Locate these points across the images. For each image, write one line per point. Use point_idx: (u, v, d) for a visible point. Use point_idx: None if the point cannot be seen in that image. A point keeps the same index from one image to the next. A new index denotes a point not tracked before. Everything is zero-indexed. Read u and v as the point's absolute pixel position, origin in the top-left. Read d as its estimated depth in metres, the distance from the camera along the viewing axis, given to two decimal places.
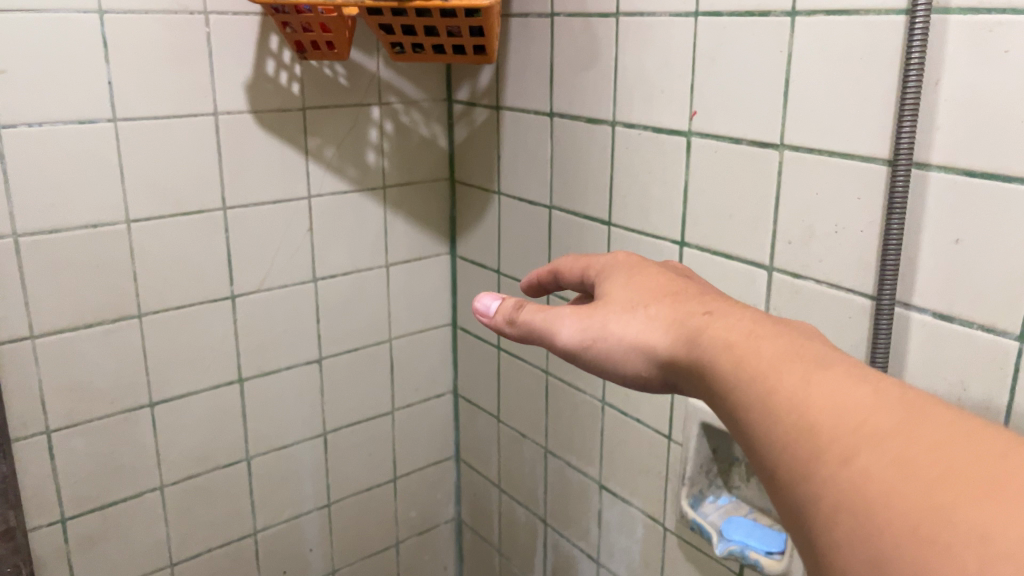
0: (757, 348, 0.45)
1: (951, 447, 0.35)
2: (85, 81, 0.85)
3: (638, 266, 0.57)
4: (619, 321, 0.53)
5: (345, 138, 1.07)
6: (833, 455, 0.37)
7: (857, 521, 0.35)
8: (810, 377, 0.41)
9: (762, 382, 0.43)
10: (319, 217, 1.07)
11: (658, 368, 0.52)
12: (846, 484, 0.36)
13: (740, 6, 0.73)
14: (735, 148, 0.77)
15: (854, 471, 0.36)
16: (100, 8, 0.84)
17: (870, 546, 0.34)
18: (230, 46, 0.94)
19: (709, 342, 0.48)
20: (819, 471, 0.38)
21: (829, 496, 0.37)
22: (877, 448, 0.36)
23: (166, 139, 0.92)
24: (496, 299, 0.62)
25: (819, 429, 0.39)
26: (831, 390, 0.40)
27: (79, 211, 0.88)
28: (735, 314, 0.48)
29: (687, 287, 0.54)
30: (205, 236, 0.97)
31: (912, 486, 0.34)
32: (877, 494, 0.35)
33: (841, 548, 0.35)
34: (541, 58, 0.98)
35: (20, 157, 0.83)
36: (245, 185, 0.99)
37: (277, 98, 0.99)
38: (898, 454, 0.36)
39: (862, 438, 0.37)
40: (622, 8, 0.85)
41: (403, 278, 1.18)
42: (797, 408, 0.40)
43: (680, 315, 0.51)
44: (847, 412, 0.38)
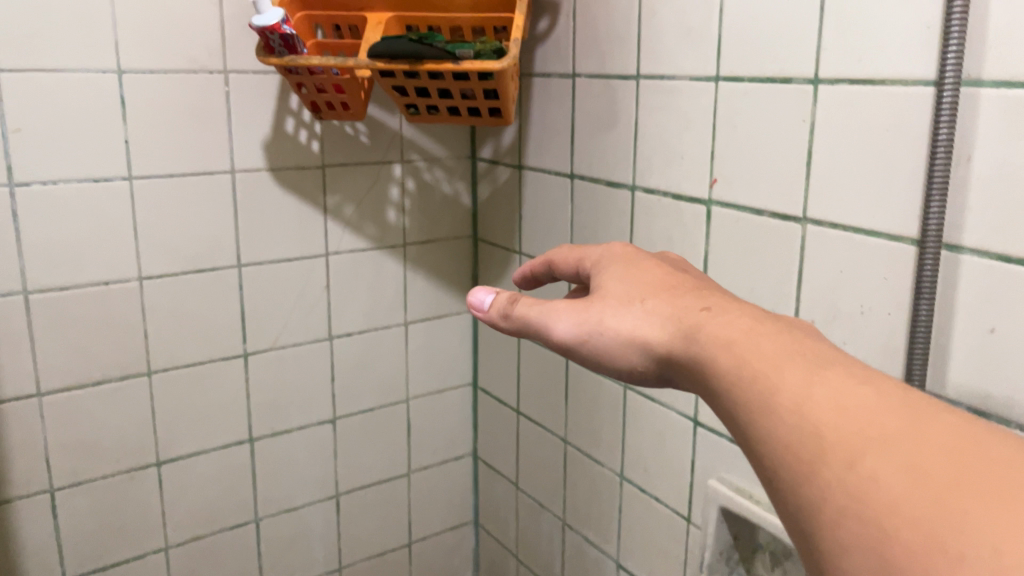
0: (757, 345, 0.44)
1: (962, 454, 0.34)
2: (102, 140, 0.85)
3: (634, 260, 0.56)
4: (617, 315, 0.52)
5: (366, 195, 1.06)
6: (838, 458, 0.36)
7: (864, 525, 0.34)
8: (812, 379, 0.40)
9: (761, 382, 0.42)
10: (336, 275, 1.05)
11: (654, 364, 0.50)
12: (853, 488, 0.35)
13: (761, 72, 0.70)
14: (757, 220, 0.73)
15: (862, 474, 0.35)
16: (118, 67, 0.85)
17: (880, 553, 0.33)
18: (249, 105, 0.94)
19: (706, 338, 0.46)
20: (824, 474, 0.36)
21: (834, 499, 0.35)
22: (885, 451, 0.35)
23: (181, 197, 0.92)
24: (491, 292, 0.61)
25: (824, 431, 0.37)
26: (834, 391, 0.39)
27: (91, 269, 0.87)
28: (733, 311, 0.47)
29: (683, 283, 0.53)
30: (218, 294, 0.97)
31: (923, 492, 0.33)
32: (886, 499, 0.33)
33: (848, 555, 0.34)
34: (562, 118, 0.95)
35: (33, 215, 0.83)
36: (260, 243, 0.98)
37: (296, 155, 0.98)
38: (907, 458, 0.34)
39: (868, 440, 0.36)
40: (642, 70, 0.82)
41: (422, 337, 1.15)
42: (799, 410, 0.39)
43: (678, 309, 0.50)
44: (852, 414, 0.37)
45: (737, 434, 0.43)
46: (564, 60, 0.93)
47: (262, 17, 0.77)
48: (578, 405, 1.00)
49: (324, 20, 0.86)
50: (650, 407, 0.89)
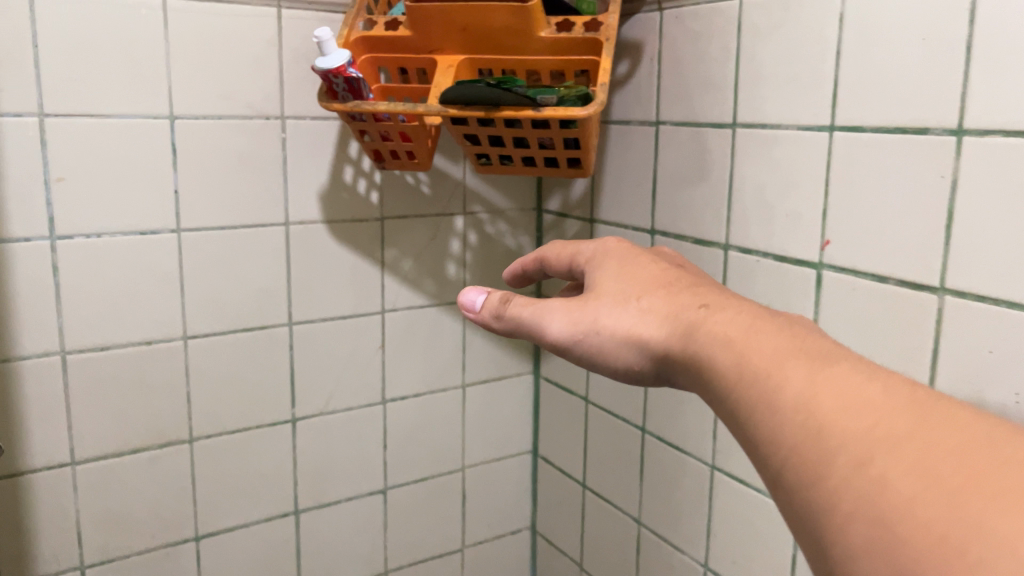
0: (758, 343, 0.45)
1: (969, 454, 0.35)
2: (149, 189, 0.80)
3: (630, 256, 0.57)
4: (613, 315, 0.53)
5: (425, 249, 0.99)
6: (845, 459, 0.37)
7: (869, 523, 0.35)
8: (816, 382, 0.41)
9: (765, 382, 0.43)
10: (392, 334, 0.98)
11: (653, 361, 0.51)
12: (859, 488, 0.36)
13: (887, 121, 0.61)
14: (880, 288, 0.64)
15: (870, 478, 0.36)
16: (170, 112, 0.79)
17: (885, 547, 0.34)
18: (307, 152, 0.88)
19: (708, 337, 0.47)
20: (833, 475, 0.37)
21: (841, 500, 0.36)
22: (892, 451, 0.36)
23: (231, 251, 0.85)
24: (482, 293, 0.61)
25: (830, 432, 0.38)
26: (839, 393, 0.40)
27: (133, 328, 0.81)
28: (731, 308, 0.49)
29: (679, 279, 0.54)
30: (266, 355, 0.90)
31: (930, 491, 0.34)
32: (894, 498, 0.34)
33: (856, 556, 0.35)
34: (643, 169, 0.87)
35: (73, 270, 0.77)
36: (313, 299, 0.91)
37: (353, 208, 0.92)
38: (914, 458, 0.35)
39: (874, 440, 0.37)
40: (740, 118, 0.74)
41: (481, 401, 1.07)
42: (803, 411, 0.40)
43: (676, 307, 0.51)
44: (859, 415, 0.38)
45: (739, 433, 0.44)
46: (646, 106, 0.86)
47: (327, 59, 0.70)
48: (654, 484, 0.90)
49: (391, 63, 0.80)
50: (744, 492, 0.79)
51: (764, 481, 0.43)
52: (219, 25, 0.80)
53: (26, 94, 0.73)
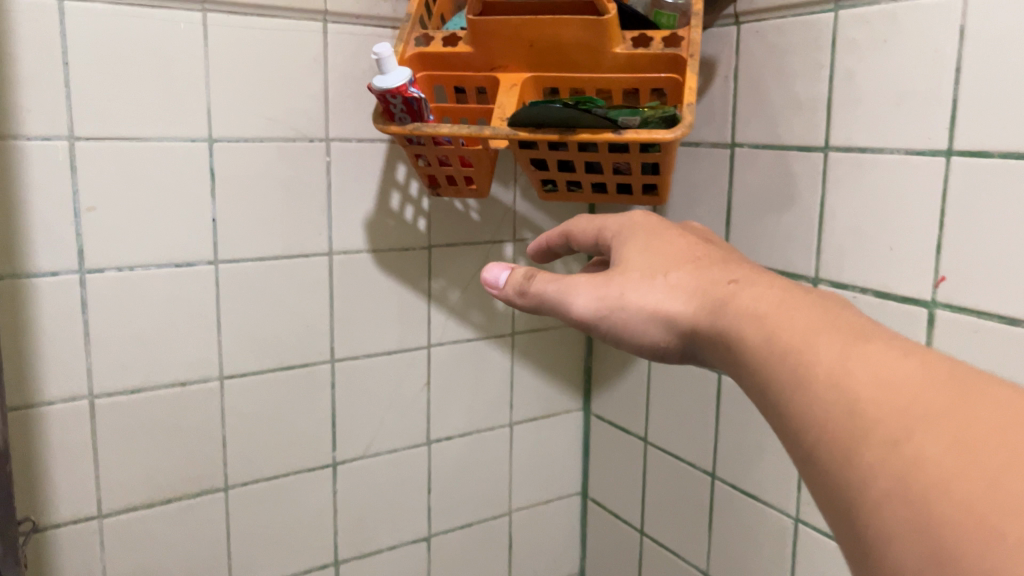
0: (789, 317, 0.43)
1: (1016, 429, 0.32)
2: (186, 218, 0.74)
3: (658, 232, 0.54)
4: (640, 290, 0.50)
5: (473, 279, 0.92)
6: (880, 437, 0.35)
7: (905, 503, 0.32)
8: (850, 359, 0.38)
9: (794, 358, 0.41)
10: (438, 370, 0.91)
11: (679, 337, 0.50)
12: (895, 467, 0.33)
13: (1018, 145, 0.55)
14: (1009, 331, 0.57)
15: (907, 456, 0.33)
16: (209, 135, 0.74)
17: (919, 527, 0.31)
18: (352, 177, 0.82)
19: (734, 313, 0.46)
20: (867, 454, 0.35)
21: (876, 480, 0.34)
22: (929, 427, 0.34)
23: (271, 284, 0.79)
24: (506, 269, 0.59)
25: (866, 410, 0.36)
26: (876, 369, 0.37)
27: (166, 368, 0.75)
28: (763, 284, 0.47)
29: (709, 254, 0.52)
30: (307, 395, 0.83)
31: (970, 469, 0.31)
32: (931, 477, 0.32)
33: (890, 539, 0.33)
34: (715, 195, 0.81)
35: (104, 306, 0.71)
36: (356, 334, 0.85)
37: (399, 236, 0.86)
38: (953, 434, 0.33)
39: (912, 417, 0.34)
40: (833, 141, 0.68)
41: (529, 440, 1.00)
42: (837, 388, 0.38)
43: (703, 282, 0.49)
44: (893, 391, 0.36)
45: (773, 415, 0.42)
46: (719, 127, 0.80)
47: (386, 78, 0.64)
48: (726, 534, 0.83)
49: (448, 81, 0.74)
50: (839, 550, 0.71)
51: (796, 463, 0.40)
52: (262, 41, 0.75)
53: (56, 116, 0.66)
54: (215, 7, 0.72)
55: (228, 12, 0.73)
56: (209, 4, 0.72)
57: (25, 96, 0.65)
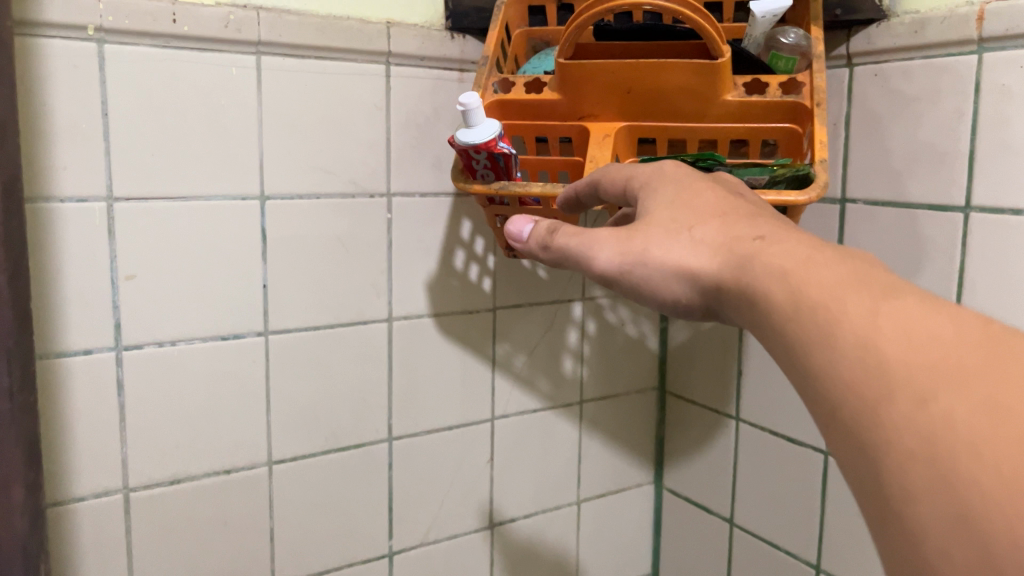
0: (817, 270, 0.36)
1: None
2: (235, 285, 0.66)
3: (686, 179, 0.46)
4: (665, 245, 0.43)
5: (540, 342, 0.84)
6: (908, 394, 0.30)
7: (933, 472, 0.28)
8: (877, 309, 0.33)
9: (813, 312, 0.35)
10: (502, 444, 0.83)
11: (699, 295, 0.43)
12: (924, 430, 0.29)
13: None
14: None
15: (940, 419, 0.29)
16: (261, 192, 0.66)
17: (948, 498, 0.27)
18: (414, 236, 0.74)
19: (758, 271, 0.39)
20: (891, 413, 0.30)
21: (901, 440, 0.29)
22: (965, 387, 0.29)
23: (327, 357, 0.71)
24: (531, 222, 0.54)
25: (894, 367, 0.31)
26: (905, 321, 0.32)
27: (210, 455, 0.66)
28: (793, 238, 0.39)
29: (739, 208, 0.44)
30: (363, 478, 0.74)
31: (1005, 438, 0.27)
32: (964, 445, 0.28)
33: (916, 503, 0.29)
34: None
35: (142, 388, 0.63)
36: (417, 408, 0.76)
37: (464, 298, 0.78)
38: (991, 398, 0.28)
39: (947, 373, 0.29)
40: (976, 201, 0.60)
41: (598, 518, 0.91)
42: (862, 339, 0.32)
43: (730, 236, 0.42)
44: (926, 347, 0.31)
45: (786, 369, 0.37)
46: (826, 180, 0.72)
47: (473, 132, 0.56)
48: None
49: (530, 133, 0.65)
50: None
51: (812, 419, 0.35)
52: (320, 87, 0.67)
53: (94, 175, 0.59)
54: (270, 50, 0.64)
55: (284, 55, 0.65)
56: (264, 47, 0.64)
57: (59, 151, 0.57)
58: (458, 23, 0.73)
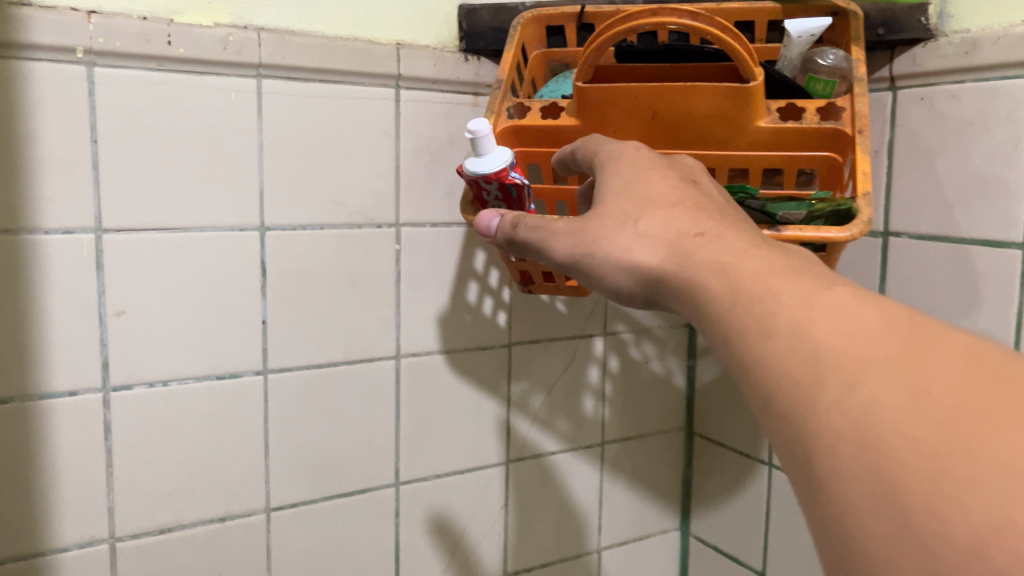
0: (756, 264, 0.36)
1: (981, 376, 0.26)
2: (233, 321, 0.62)
3: (641, 165, 0.45)
4: (614, 238, 0.42)
5: (559, 381, 0.79)
6: (837, 378, 0.29)
7: (860, 453, 0.27)
8: (811, 302, 0.32)
9: (752, 309, 0.34)
10: (518, 488, 0.78)
11: (641, 286, 0.42)
12: (850, 412, 0.28)
13: None
14: None
15: (867, 400, 0.27)
16: (261, 223, 0.62)
17: (877, 477, 0.26)
18: (424, 268, 0.70)
19: (699, 266, 0.38)
20: (821, 398, 0.29)
21: (830, 424, 0.28)
22: (888, 369, 0.28)
23: (330, 396, 0.67)
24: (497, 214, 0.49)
25: (827, 357, 0.29)
26: (838, 314, 0.31)
27: (204, 502, 0.62)
28: (734, 235, 0.38)
29: (691, 199, 0.42)
30: (368, 526, 0.70)
31: (929, 414, 0.26)
32: (888, 424, 0.26)
33: (844, 486, 0.27)
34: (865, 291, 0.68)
35: (129, 431, 0.59)
36: (426, 450, 0.72)
37: (477, 334, 0.73)
38: (915, 378, 0.27)
39: (875, 357, 0.28)
40: None
41: (621, 566, 0.85)
42: (797, 331, 0.31)
43: (674, 230, 0.40)
44: (854, 336, 0.30)
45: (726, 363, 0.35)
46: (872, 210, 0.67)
47: (481, 161, 0.52)
48: None
49: (547, 160, 0.61)
50: None
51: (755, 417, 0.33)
52: (325, 112, 0.64)
53: (81, 205, 0.55)
54: (271, 73, 0.61)
55: (286, 78, 0.62)
56: (265, 69, 0.60)
57: (45, 181, 0.54)
58: (473, 44, 0.69)
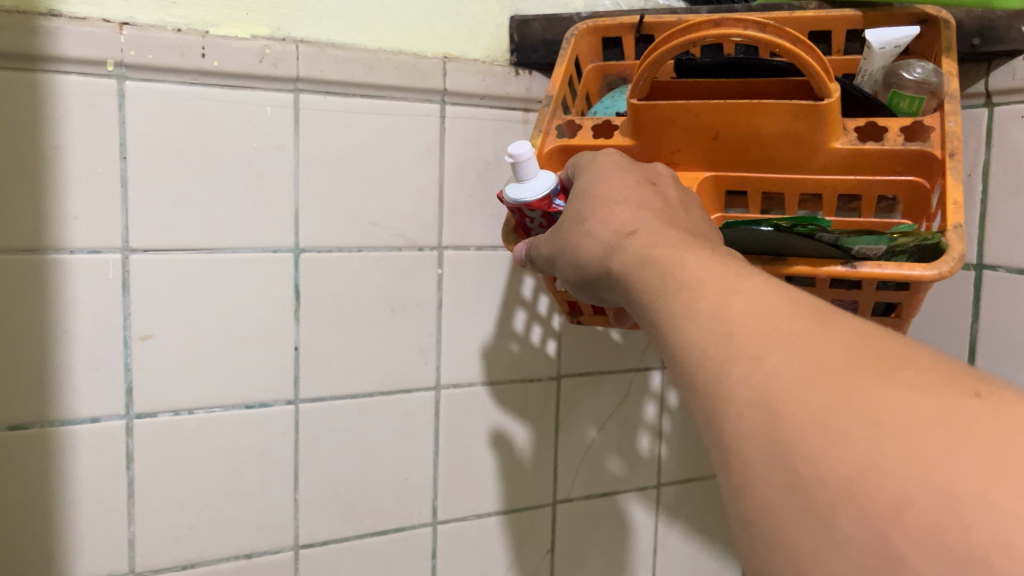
0: (689, 260, 0.33)
1: (870, 350, 0.27)
2: (265, 347, 0.59)
3: (598, 164, 0.43)
4: (571, 240, 0.41)
5: (612, 417, 0.74)
6: (745, 353, 0.28)
7: (758, 420, 0.27)
8: (729, 288, 0.31)
9: (677, 296, 0.32)
10: (565, 531, 0.73)
11: None
12: (754, 384, 0.27)
13: None
14: None
15: (769, 373, 0.27)
16: (295, 244, 0.59)
17: (772, 441, 0.26)
18: (468, 293, 0.66)
19: (631, 264, 0.36)
20: (730, 372, 0.28)
21: (735, 395, 0.28)
22: (789, 344, 0.27)
23: (365, 428, 0.63)
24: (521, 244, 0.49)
25: (742, 336, 0.29)
26: (752, 294, 0.30)
27: (230, 536, 0.59)
28: (662, 234, 0.36)
29: (632, 196, 0.40)
30: (403, 566, 0.66)
31: (820, 381, 0.26)
32: (784, 393, 0.26)
33: (745, 453, 0.27)
34: (969, 325, 0.64)
35: (153, 460, 0.56)
36: (467, 486, 0.68)
37: (524, 365, 0.69)
38: (811, 349, 0.27)
39: (780, 333, 0.28)
40: None
41: None
42: (717, 313, 0.30)
43: (619, 222, 0.38)
44: (762, 313, 0.29)
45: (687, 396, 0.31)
46: (971, 240, 0.63)
47: (523, 188, 0.48)
48: None
49: None
50: None
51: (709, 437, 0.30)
52: (366, 129, 0.60)
53: (109, 225, 0.53)
54: (310, 87, 0.58)
55: (326, 93, 0.58)
56: (302, 83, 0.57)
57: (71, 200, 0.52)
58: (524, 58, 0.65)
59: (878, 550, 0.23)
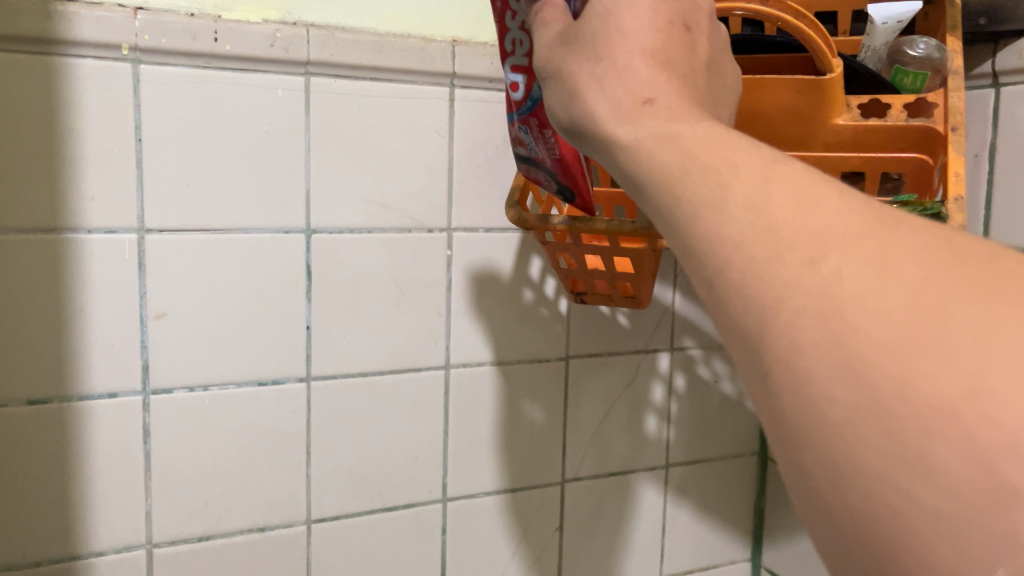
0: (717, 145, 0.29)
1: (948, 255, 0.24)
2: (277, 327, 0.60)
3: None
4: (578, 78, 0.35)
5: (619, 399, 0.74)
6: (797, 254, 0.25)
7: (822, 331, 0.24)
8: (766, 183, 0.27)
9: (703, 180, 0.28)
10: (574, 508, 0.74)
11: None
12: (812, 289, 0.24)
13: None
14: None
15: (828, 278, 0.24)
16: (306, 225, 0.60)
17: (838, 357, 0.23)
18: (477, 273, 0.67)
19: None
20: (778, 272, 0.25)
21: (788, 300, 0.25)
22: (851, 245, 0.24)
23: (375, 406, 0.64)
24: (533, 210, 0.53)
25: (786, 233, 0.25)
26: (797, 188, 0.27)
27: (243, 511, 0.61)
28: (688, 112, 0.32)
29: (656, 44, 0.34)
30: (413, 543, 0.67)
31: (900, 289, 0.23)
32: (854, 301, 0.23)
33: (800, 368, 0.24)
34: None
35: (168, 435, 0.58)
36: (476, 464, 0.69)
37: (533, 346, 0.70)
38: (883, 253, 0.24)
39: (839, 233, 0.25)
40: None
41: None
42: (751, 209, 0.27)
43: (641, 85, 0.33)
44: (815, 213, 0.26)
45: None
46: (978, 221, 0.63)
47: None
48: None
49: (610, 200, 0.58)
50: None
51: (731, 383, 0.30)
52: (375, 112, 0.61)
53: (124, 205, 0.54)
54: (320, 70, 0.59)
55: (336, 76, 0.59)
56: (313, 66, 0.58)
57: (87, 179, 0.53)
58: None
59: (982, 480, 0.20)
